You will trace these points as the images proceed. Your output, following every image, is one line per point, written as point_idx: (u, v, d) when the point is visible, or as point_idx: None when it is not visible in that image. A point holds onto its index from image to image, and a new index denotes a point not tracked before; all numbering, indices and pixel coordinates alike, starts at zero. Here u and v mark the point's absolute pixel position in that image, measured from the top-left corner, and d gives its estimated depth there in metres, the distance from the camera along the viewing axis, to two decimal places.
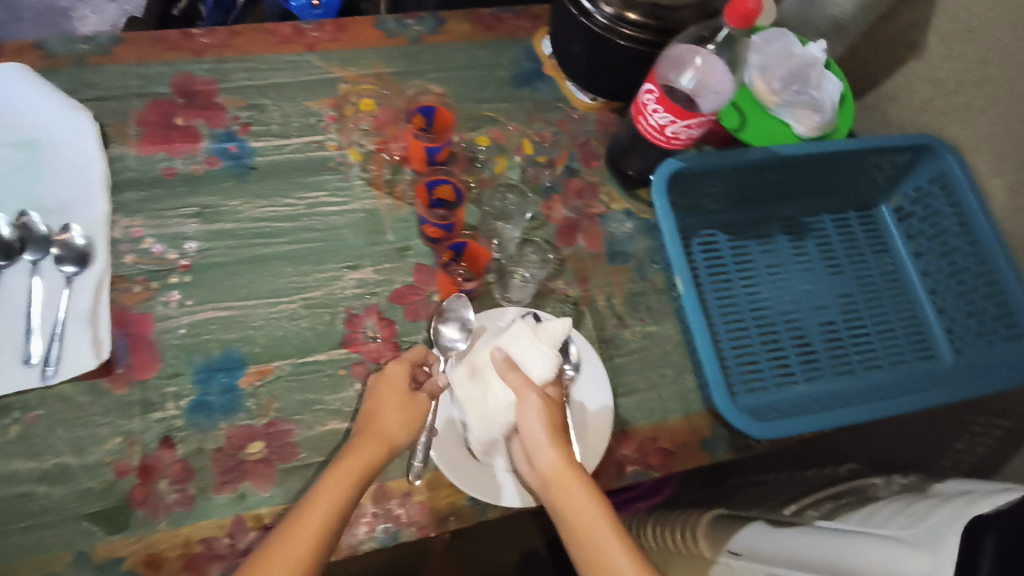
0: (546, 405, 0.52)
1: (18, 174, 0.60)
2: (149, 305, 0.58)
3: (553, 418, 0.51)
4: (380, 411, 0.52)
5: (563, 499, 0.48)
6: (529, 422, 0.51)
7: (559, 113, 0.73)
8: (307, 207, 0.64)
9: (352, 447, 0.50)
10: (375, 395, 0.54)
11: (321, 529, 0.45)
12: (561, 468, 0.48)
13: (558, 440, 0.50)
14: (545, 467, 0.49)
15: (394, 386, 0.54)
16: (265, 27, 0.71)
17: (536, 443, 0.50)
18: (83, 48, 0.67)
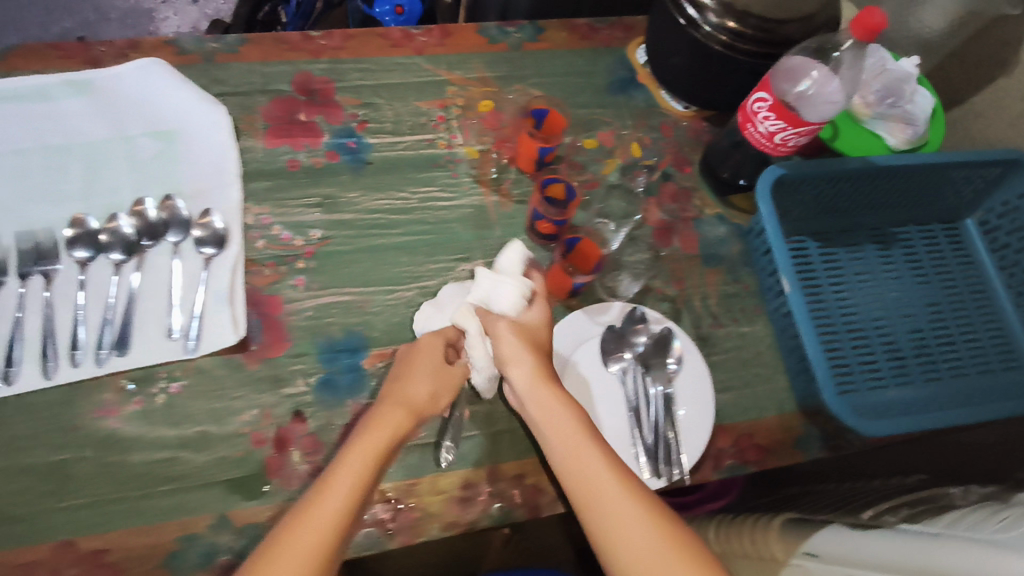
0: (522, 329, 0.57)
1: (159, 161, 0.64)
2: (278, 287, 0.62)
3: (528, 340, 0.56)
4: (408, 381, 0.57)
5: (547, 416, 0.52)
6: (506, 346, 0.56)
7: (654, 120, 0.76)
8: (420, 201, 0.67)
9: (382, 411, 0.54)
10: (400, 367, 0.59)
11: (350, 486, 0.48)
12: (537, 381, 0.54)
13: (535, 359, 0.55)
14: (529, 388, 0.54)
15: (427, 356, 0.59)
16: (378, 31, 0.74)
17: (512, 360, 0.55)
18: (212, 46, 0.71)
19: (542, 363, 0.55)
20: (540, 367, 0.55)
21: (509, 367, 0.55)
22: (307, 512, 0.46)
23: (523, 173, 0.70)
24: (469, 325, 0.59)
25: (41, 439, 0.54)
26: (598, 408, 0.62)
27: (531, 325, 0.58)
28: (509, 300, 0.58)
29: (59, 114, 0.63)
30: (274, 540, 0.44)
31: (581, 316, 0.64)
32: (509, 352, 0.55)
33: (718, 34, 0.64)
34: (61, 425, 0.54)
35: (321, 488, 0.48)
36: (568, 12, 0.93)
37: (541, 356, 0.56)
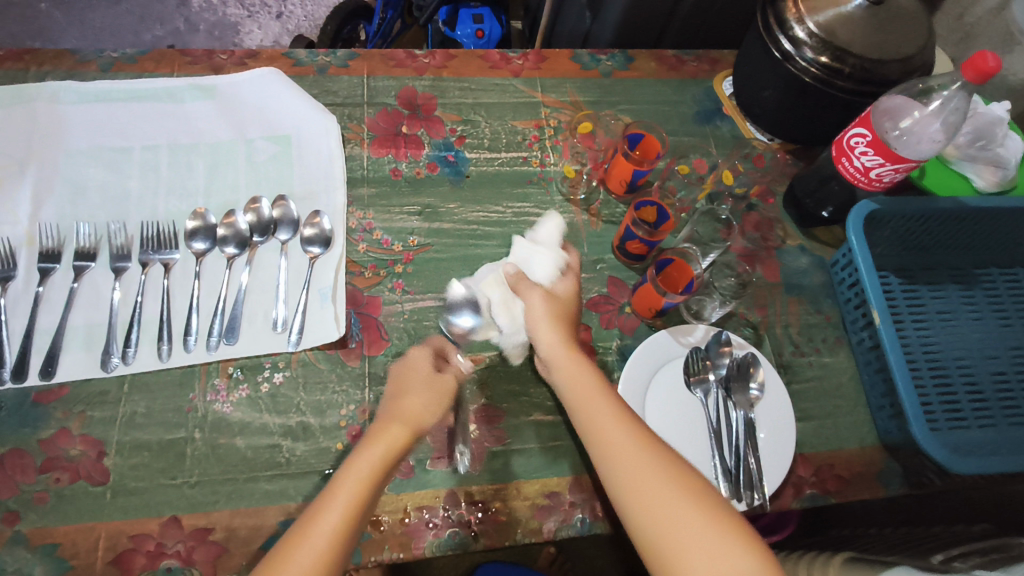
0: (547, 296, 0.57)
1: (275, 163, 0.68)
2: (378, 289, 0.64)
3: (554, 307, 0.57)
4: (407, 393, 0.54)
5: (564, 375, 0.54)
6: (533, 312, 0.57)
7: (738, 150, 0.78)
8: (514, 215, 0.70)
9: (378, 429, 0.51)
10: (397, 381, 0.56)
11: (348, 503, 0.46)
12: (561, 351, 0.55)
13: (557, 327, 0.56)
14: (551, 352, 0.55)
15: (418, 369, 0.56)
16: (478, 54, 0.79)
17: (535, 326, 0.56)
18: (326, 61, 0.76)
19: (564, 331, 0.56)
20: (562, 334, 0.56)
21: (534, 334, 0.56)
22: (304, 529, 0.44)
23: (613, 195, 0.72)
24: (494, 292, 0.61)
25: (156, 418, 0.57)
26: (678, 428, 0.61)
27: (560, 297, 0.58)
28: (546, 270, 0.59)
29: (187, 115, 0.70)
30: (274, 557, 0.43)
31: (654, 342, 0.64)
32: (531, 319, 0.57)
33: (817, 69, 0.66)
34: (175, 405, 0.57)
35: (321, 499, 0.46)
36: (649, 46, 0.96)
37: (565, 324, 0.57)
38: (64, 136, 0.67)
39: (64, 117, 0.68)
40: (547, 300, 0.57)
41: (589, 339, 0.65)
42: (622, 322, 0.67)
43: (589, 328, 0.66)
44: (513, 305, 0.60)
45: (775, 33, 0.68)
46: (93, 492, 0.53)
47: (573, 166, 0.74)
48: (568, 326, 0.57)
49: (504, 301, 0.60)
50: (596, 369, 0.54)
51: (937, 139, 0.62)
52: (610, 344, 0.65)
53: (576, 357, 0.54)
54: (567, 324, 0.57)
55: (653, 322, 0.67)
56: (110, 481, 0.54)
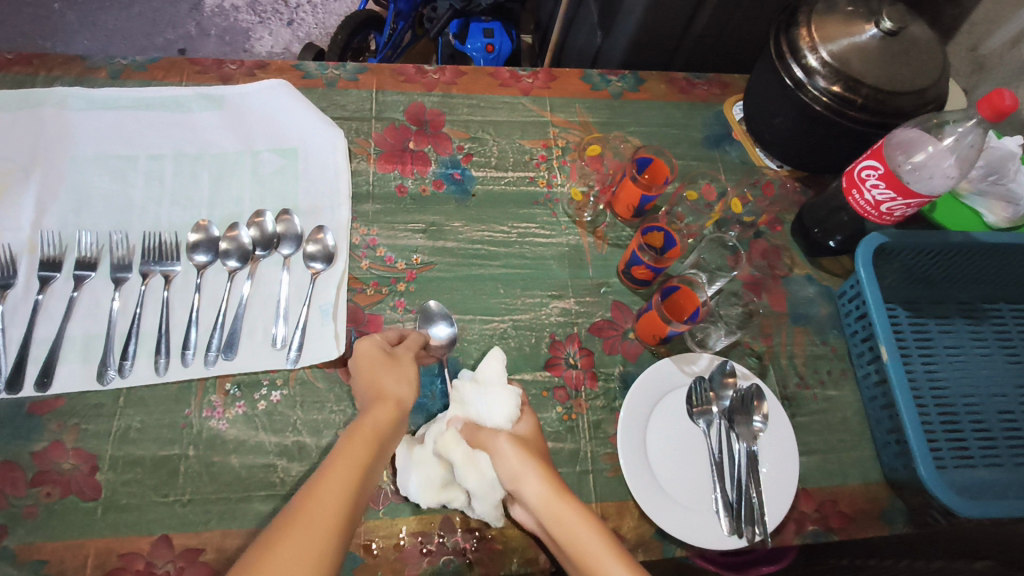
0: (517, 440, 0.51)
1: (280, 177, 0.68)
2: (379, 308, 0.64)
3: (528, 451, 0.50)
4: (386, 374, 0.53)
5: (526, 489, 0.48)
6: (508, 463, 0.49)
7: (747, 177, 0.78)
8: (519, 236, 0.70)
9: (365, 413, 0.49)
10: (364, 373, 0.54)
11: (346, 484, 0.42)
12: (551, 497, 0.47)
13: (540, 469, 0.48)
14: (543, 503, 0.47)
15: (373, 355, 0.55)
16: (488, 71, 0.79)
17: (517, 475, 0.48)
18: (335, 74, 0.76)
19: (547, 472, 0.49)
20: (544, 474, 0.48)
21: (519, 486, 0.48)
22: (304, 507, 0.40)
23: (619, 218, 0.72)
24: (454, 450, 0.54)
25: (151, 434, 0.56)
26: (680, 459, 0.60)
27: (527, 439, 0.53)
28: (501, 411, 0.55)
29: (194, 125, 0.69)
30: (267, 542, 0.38)
31: (655, 371, 0.63)
32: (509, 473, 0.49)
33: (829, 99, 0.66)
34: (171, 421, 0.57)
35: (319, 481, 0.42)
36: (659, 67, 0.96)
37: (545, 463, 0.50)
38: (69, 143, 0.66)
39: (70, 123, 0.67)
40: (518, 446, 0.51)
41: (591, 364, 0.64)
42: (625, 347, 0.66)
43: (592, 354, 0.65)
44: (501, 447, 0.50)
45: (787, 61, 0.68)
46: (84, 508, 0.52)
47: (580, 188, 0.73)
48: (549, 466, 0.50)
49: (464, 460, 0.53)
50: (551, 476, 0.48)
51: (950, 175, 0.61)
52: (612, 371, 0.64)
53: (566, 496, 0.47)
54: (546, 462, 0.50)
55: (656, 349, 0.66)
56: (102, 497, 0.53)
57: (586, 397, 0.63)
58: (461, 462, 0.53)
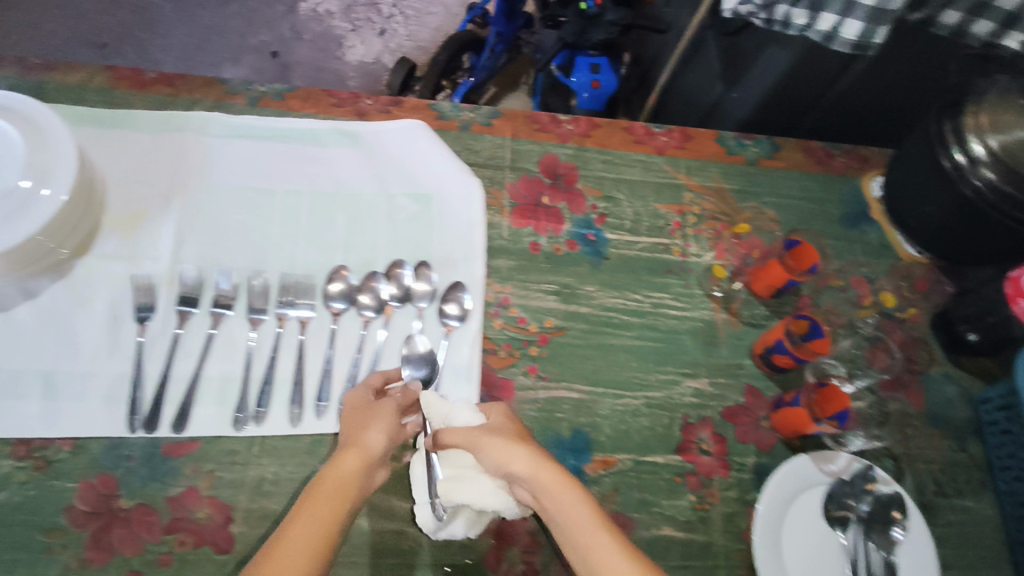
0: (490, 429, 0.51)
1: (415, 224, 0.66)
2: (511, 372, 0.62)
3: (508, 434, 0.51)
4: (367, 425, 0.50)
5: (514, 466, 0.48)
6: (492, 447, 0.49)
7: (882, 261, 0.75)
8: (652, 305, 0.68)
9: (334, 461, 0.48)
10: (345, 426, 0.51)
11: (303, 544, 0.42)
12: (539, 467, 0.48)
13: (523, 445, 0.50)
14: (533, 476, 0.48)
15: (354, 408, 0.52)
16: (624, 125, 0.77)
17: (500, 457, 0.49)
18: (470, 116, 0.73)
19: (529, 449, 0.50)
20: (527, 449, 0.49)
21: (506, 463, 0.48)
22: (266, 567, 0.41)
23: (754, 295, 0.69)
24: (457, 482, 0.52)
25: (284, 487, 0.55)
26: (816, 567, 0.57)
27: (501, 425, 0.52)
28: (462, 416, 0.54)
29: (330, 162, 0.67)
30: None
31: (791, 469, 0.60)
32: (495, 454, 0.49)
33: (992, 194, 0.62)
34: (304, 476, 0.55)
35: (291, 524, 0.44)
36: (779, 128, 0.94)
37: (526, 441, 0.51)
38: (208, 170, 0.64)
39: (210, 149, 0.65)
40: (500, 434, 0.50)
41: (724, 452, 0.62)
42: (758, 437, 0.63)
43: (724, 441, 0.63)
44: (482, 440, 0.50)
45: (942, 151, 0.65)
46: (217, 560, 0.51)
47: (721, 263, 0.71)
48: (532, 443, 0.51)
49: (470, 487, 0.51)
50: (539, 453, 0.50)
51: None
52: (745, 461, 0.62)
53: (555, 467, 0.49)
54: (528, 441, 0.51)
55: (790, 442, 0.64)
56: (235, 551, 0.52)
57: (718, 486, 0.61)
58: (470, 492, 0.51)
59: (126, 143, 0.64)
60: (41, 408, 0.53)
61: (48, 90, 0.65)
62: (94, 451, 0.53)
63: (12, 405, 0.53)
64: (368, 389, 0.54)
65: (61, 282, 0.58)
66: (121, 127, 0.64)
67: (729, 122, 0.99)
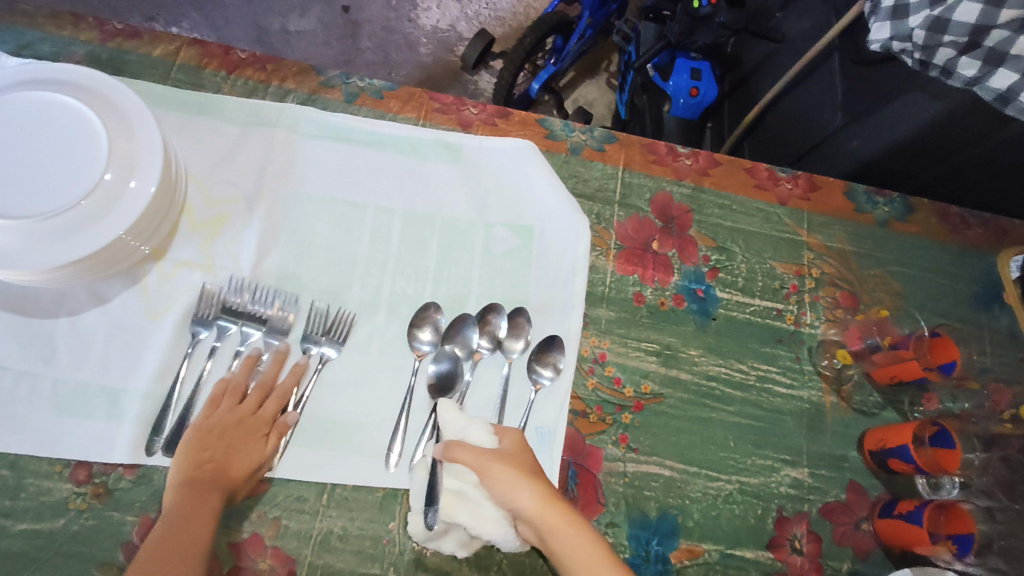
0: (502, 456, 0.46)
1: (512, 260, 0.61)
2: (600, 440, 0.57)
3: (518, 464, 0.46)
4: (236, 451, 0.48)
5: (514, 498, 0.44)
6: (498, 478, 0.45)
7: (1014, 353, 0.67)
8: (757, 379, 0.62)
9: (189, 492, 0.45)
10: (213, 435, 0.48)
11: None
12: (547, 504, 0.44)
13: (532, 479, 0.45)
14: (539, 512, 0.44)
15: (222, 425, 0.49)
16: (745, 166, 0.70)
17: (507, 488, 0.45)
18: (582, 139, 0.68)
19: (537, 480, 0.46)
20: (536, 483, 0.45)
21: (511, 497, 0.44)
22: None
23: (869, 379, 0.63)
24: (458, 508, 0.47)
25: (352, 544, 0.51)
26: None
27: (511, 452, 0.48)
28: (479, 438, 0.48)
29: (429, 179, 0.62)
30: None
31: None
32: (500, 485, 0.45)
33: None
34: (373, 533, 0.51)
35: (163, 543, 0.42)
36: (888, 180, 0.88)
37: (537, 474, 0.46)
38: (298, 175, 0.60)
39: (301, 150, 0.61)
40: (508, 463, 0.46)
41: (818, 553, 0.57)
42: (856, 540, 0.58)
43: (820, 540, 0.57)
44: (488, 469, 0.45)
45: None
46: None
47: (848, 348, 0.63)
48: (542, 476, 0.46)
49: (471, 507, 0.47)
50: (546, 489, 0.45)
51: None
52: (840, 565, 0.57)
53: (561, 502, 0.44)
54: (537, 473, 0.46)
55: (890, 551, 0.58)
56: None
57: None
58: (468, 512, 0.47)
59: (211, 136, 0.59)
60: (104, 430, 0.50)
61: (131, 63, 0.61)
62: (157, 482, 0.50)
63: (75, 424, 0.49)
64: (243, 383, 0.51)
65: (134, 289, 0.54)
66: (207, 116, 0.60)
67: (841, 160, 0.90)
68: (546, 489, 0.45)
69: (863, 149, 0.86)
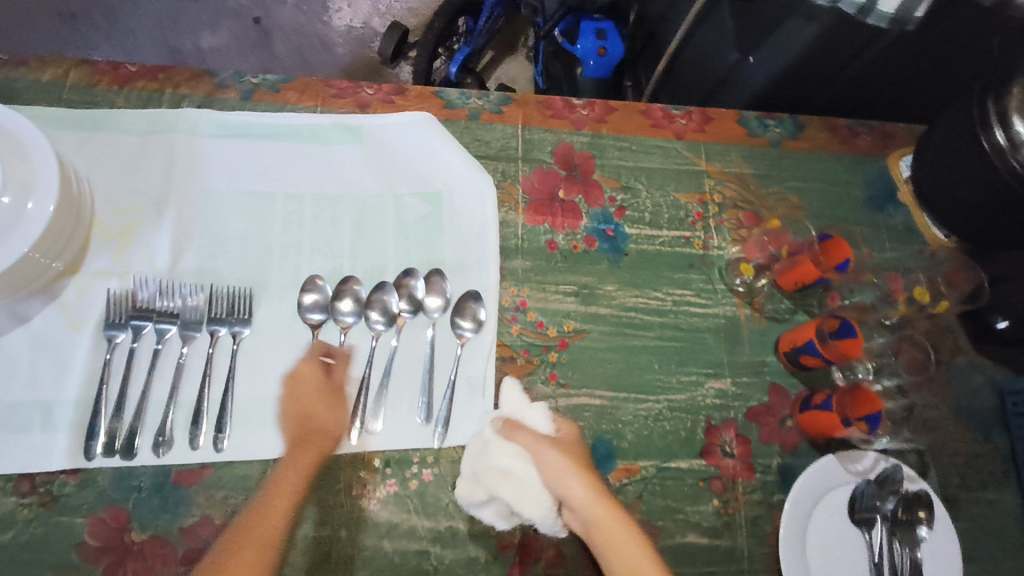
0: (560, 449, 0.55)
1: (425, 226, 0.63)
2: (530, 380, 0.60)
3: (571, 457, 0.54)
4: (324, 404, 0.55)
5: (567, 488, 0.52)
6: (554, 467, 0.53)
7: (911, 245, 0.71)
8: (673, 303, 0.65)
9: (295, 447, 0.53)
10: (295, 399, 0.55)
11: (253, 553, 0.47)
12: (597, 504, 0.52)
13: (584, 475, 0.53)
14: (587, 506, 0.52)
15: (309, 382, 0.56)
16: (640, 108, 0.73)
17: (561, 480, 0.53)
18: (479, 105, 0.70)
19: (589, 477, 0.54)
20: (588, 481, 0.53)
21: (563, 488, 0.52)
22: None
23: (777, 288, 0.67)
24: (502, 484, 0.53)
25: (301, 511, 0.53)
26: (840, 568, 0.56)
27: (567, 442, 0.56)
28: (536, 422, 0.56)
29: (334, 160, 0.64)
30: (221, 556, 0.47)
31: (811, 473, 0.58)
32: (557, 477, 0.53)
33: None
34: (321, 498, 0.54)
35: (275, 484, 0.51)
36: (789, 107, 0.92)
37: (588, 470, 0.54)
38: (203, 174, 0.62)
39: (204, 151, 0.62)
40: (563, 453, 0.54)
41: (748, 454, 0.60)
42: (783, 437, 0.61)
43: (748, 441, 0.61)
44: (547, 459, 0.53)
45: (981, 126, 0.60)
46: None
47: (749, 261, 0.67)
48: (591, 472, 0.54)
49: (515, 485, 0.53)
50: (598, 487, 0.53)
51: None
52: (769, 462, 0.60)
53: (608, 500, 0.53)
54: (585, 465, 0.55)
55: (815, 442, 0.62)
56: None
57: (742, 490, 0.59)
58: (512, 488, 0.53)
59: (113, 148, 0.61)
60: (40, 441, 0.51)
61: (24, 90, 0.62)
62: (102, 483, 0.51)
63: (13, 439, 0.51)
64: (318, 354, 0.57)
65: (53, 305, 0.55)
66: (106, 130, 0.61)
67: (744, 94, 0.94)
68: (598, 487, 0.53)
69: (760, 80, 0.90)
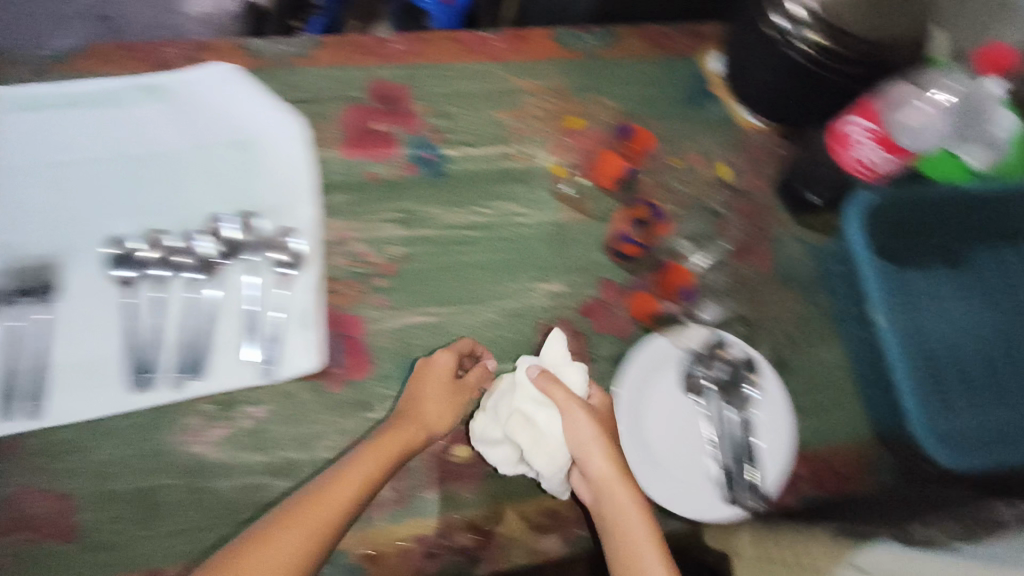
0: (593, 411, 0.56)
1: (237, 173, 0.63)
2: (358, 307, 0.61)
3: (603, 425, 0.56)
4: (434, 399, 0.56)
5: (597, 455, 0.54)
6: (584, 434, 0.55)
7: (728, 134, 0.74)
8: (499, 217, 0.66)
9: (390, 425, 0.54)
10: (418, 390, 0.56)
11: (322, 523, 0.47)
12: (620, 475, 0.54)
13: (611, 446, 0.55)
14: (610, 474, 0.54)
15: (438, 376, 0.57)
16: (452, 35, 0.73)
17: (585, 447, 0.55)
18: (285, 50, 0.69)
19: (613, 448, 0.55)
20: (610, 450, 0.55)
21: (589, 453, 0.55)
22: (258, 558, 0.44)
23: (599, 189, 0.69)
24: (523, 432, 0.55)
25: (127, 465, 0.53)
26: (674, 436, 0.59)
27: (601, 411, 0.58)
28: (575, 380, 0.58)
29: (134, 121, 0.63)
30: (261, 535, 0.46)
31: (637, 352, 0.60)
32: (580, 441, 0.55)
33: (815, 53, 0.62)
34: (148, 450, 0.53)
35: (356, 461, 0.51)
36: None
37: (613, 438, 0.56)
38: None
39: None
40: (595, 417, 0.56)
41: (582, 347, 0.62)
42: (615, 325, 0.64)
43: (581, 335, 0.63)
44: (576, 422, 0.55)
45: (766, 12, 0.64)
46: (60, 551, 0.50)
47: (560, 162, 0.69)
48: (618, 440, 0.56)
49: (531, 433, 0.55)
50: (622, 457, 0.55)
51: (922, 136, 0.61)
52: (602, 351, 0.63)
53: (627, 471, 0.55)
54: (610, 436, 0.56)
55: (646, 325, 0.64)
56: (79, 539, 0.50)
57: None
58: (528, 436, 0.55)
59: None
60: None
61: None
62: None
63: None
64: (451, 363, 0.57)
65: None
66: None
67: None
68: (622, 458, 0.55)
69: None
